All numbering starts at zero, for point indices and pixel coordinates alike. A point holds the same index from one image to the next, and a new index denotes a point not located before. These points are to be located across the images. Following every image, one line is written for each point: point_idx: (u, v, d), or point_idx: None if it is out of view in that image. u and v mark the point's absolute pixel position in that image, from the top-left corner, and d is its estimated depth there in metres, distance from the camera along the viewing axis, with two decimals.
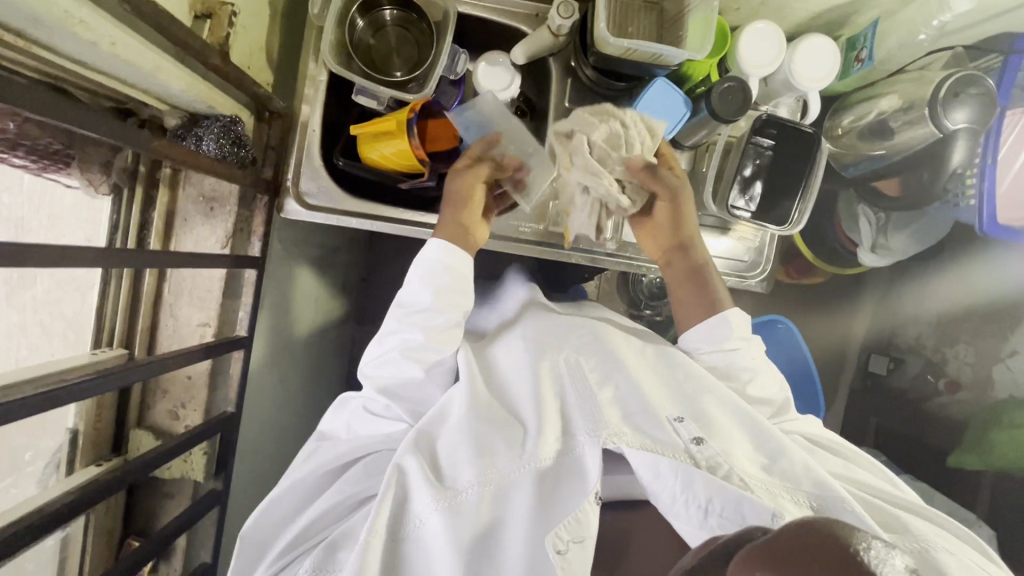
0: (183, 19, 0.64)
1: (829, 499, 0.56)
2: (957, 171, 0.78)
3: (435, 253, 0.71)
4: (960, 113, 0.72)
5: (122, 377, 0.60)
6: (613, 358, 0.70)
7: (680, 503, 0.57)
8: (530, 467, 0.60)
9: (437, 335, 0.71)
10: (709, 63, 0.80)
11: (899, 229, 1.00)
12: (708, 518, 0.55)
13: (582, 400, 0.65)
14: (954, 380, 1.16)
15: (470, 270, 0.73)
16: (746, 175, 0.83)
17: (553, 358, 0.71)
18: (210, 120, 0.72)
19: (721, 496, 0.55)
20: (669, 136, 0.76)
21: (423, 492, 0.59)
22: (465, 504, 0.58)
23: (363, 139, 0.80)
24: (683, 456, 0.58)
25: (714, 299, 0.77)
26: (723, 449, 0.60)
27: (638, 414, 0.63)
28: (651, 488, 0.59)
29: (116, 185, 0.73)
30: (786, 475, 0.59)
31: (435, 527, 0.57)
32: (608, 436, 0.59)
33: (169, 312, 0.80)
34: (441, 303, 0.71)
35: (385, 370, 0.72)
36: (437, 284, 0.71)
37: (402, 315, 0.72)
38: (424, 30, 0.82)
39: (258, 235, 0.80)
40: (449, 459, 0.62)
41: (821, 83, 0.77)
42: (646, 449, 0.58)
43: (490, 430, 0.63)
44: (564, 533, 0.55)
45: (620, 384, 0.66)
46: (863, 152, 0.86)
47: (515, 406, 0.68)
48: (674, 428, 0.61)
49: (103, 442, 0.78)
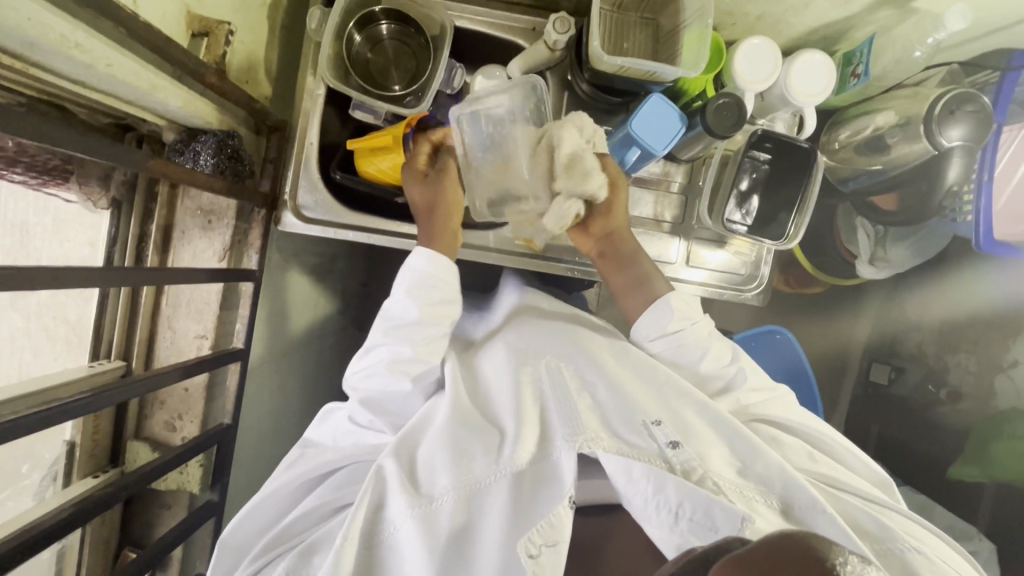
0: (180, 39, 0.65)
1: (795, 505, 0.59)
2: (952, 188, 0.79)
3: (418, 262, 0.70)
4: (955, 130, 0.72)
5: (120, 392, 0.61)
6: (595, 362, 0.70)
7: (650, 507, 0.56)
8: (506, 473, 0.60)
9: (424, 348, 0.70)
10: (706, 79, 0.81)
11: (898, 241, 0.99)
12: (677, 522, 0.55)
13: (559, 404, 0.65)
14: (955, 390, 1.16)
15: (456, 281, 0.72)
16: (742, 189, 0.83)
17: (535, 362, 0.71)
18: (208, 135, 0.73)
19: (691, 500, 0.55)
20: (663, 151, 0.75)
21: (399, 499, 0.59)
22: (439, 511, 0.58)
23: (361, 153, 0.81)
24: (657, 461, 0.59)
25: (644, 270, 0.77)
26: (697, 454, 0.61)
27: (615, 418, 0.64)
28: (624, 492, 0.59)
29: (115, 199, 0.75)
30: (759, 480, 0.61)
31: (411, 535, 0.57)
32: (584, 441, 0.60)
33: (168, 323, 0.81)
34: (430, 316, 0.69)
35: (370, 384, 0.70)
36: (422, 295, 0.69)
37: (387, 327, 0.70)
38: (421, 44, 0.82)
39: (255, 248, 0.81)
40: (426, 468, 0.62)
41: (817, 98, 0.77)
42: (621, 454, 0.59)
43: (469, 437, 0.63)
44: (537, 537, 0.55)
45: (601, 393, 0.67)
46: (860, 167, 0.86)
47: (494, 413, 0.68)
48: (650, 432, 0.62)
49: (100, 453, 0.78)
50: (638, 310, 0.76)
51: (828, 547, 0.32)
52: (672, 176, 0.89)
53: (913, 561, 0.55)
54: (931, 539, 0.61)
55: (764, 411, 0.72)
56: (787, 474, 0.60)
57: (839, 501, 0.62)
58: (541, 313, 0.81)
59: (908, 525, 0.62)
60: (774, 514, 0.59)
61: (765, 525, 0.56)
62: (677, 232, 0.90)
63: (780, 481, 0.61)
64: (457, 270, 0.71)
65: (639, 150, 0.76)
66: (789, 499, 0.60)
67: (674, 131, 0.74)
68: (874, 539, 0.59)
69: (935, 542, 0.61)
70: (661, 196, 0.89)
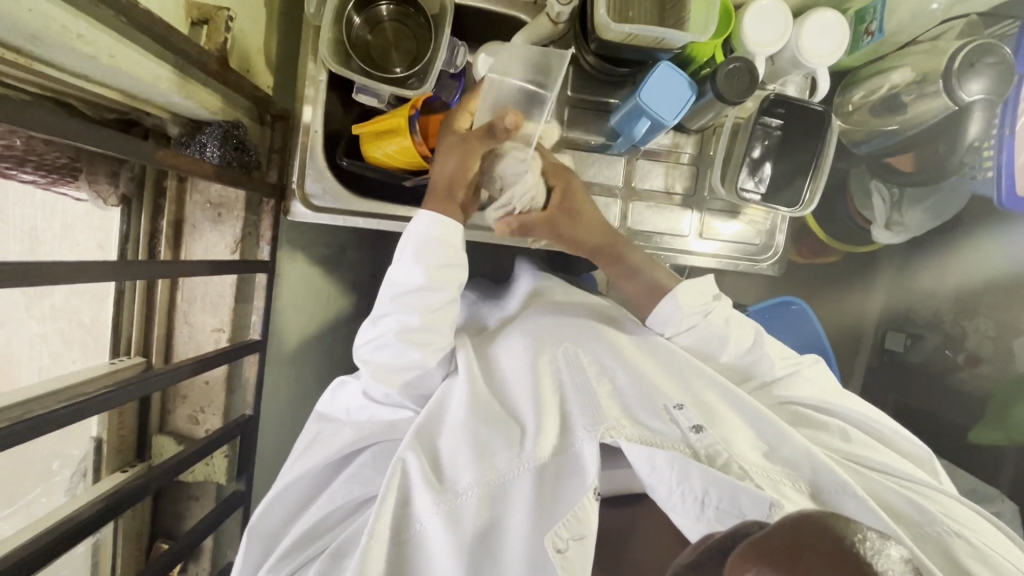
0: (180, 27, 0.64)
1: (827, 487, 0.59)
2: (974, 144, 0.77)
3: (423, 226, 0.68)
4: (976, 83, 0.70)
5: (145, 386, 0.61)
6: (610, 349, 0.69)
7: (676, 496, 0.56)
8: (530, 466, 0.60)
9: (432, 315, 0.69)
10: (714, 44, 0.78)
11: (914, 204, 0.97)
12: (704, 511, 0.55)
13: (580, 394, 0.66)
14: (974, 354, 1.15)
15: (461, 245, 0.70)
16: (755, 157, 0.82)
17: (552, 350, 0.71)
18: (213, 126, 0.72)
19: (717, 486, 0.55)
20: (674, 121, 0.74)
21: (424, 495, 0.59)
22: (465, 505, 0.59)
23: (367, 138, 0.80)
24: (682, 447, 0.59)
25: (653, 277, 0.75)
26: (721, 437, 0.61)
27: (636, 405, 0.64)
28: (647, 481, 0.59)
29: (124, 195, 0.75)
30: (786, 463, 0.61)
31: (437, 529, 0.58)
32: (607, 430, 0.60)
33: (184, 319, 0.82)
34: (437, 280, 0.68)
35: (381, 355, 0.69)
36: (430, 259, 0.67)
37: (394, 296, 0.68)
38: (421, 24, 0.81)
39: (266, 239, 0.81)
40: (450, 460, 0.62)
41: (828, 59, 0.75)
42: (645, 443, 0.59)
43: (489, 430, 0.63)
44: (565, 532, 0.55)
45: (620, 379, 0.66)
46: (875, 128, 0.84)
47: (514, 402, 0.68)
48: (672, 417, 0.62)
49: (127, 448, 0.79)
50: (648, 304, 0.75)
51: (847, 525, 0.32)
52: (682, 147, 0.87)
53: (951, 546, 0.55)
54: (973, 519, 0.60)
55: (795, 394, 0.72)
56: (818, 460, 0.60)
57: (871, 483, 0.62)
58: (552, 300, 0.80)
59: (942, 500, 0.61)
60: (804, 499, 0.59)
61: (793, 510, 0.55)
62: (689, 204, 0.89)
63: (809, 466, 0.60)
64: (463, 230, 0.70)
65: (649, 121, 0.75)
66: (817, 483, 0.60)
67: (683, 99, 0.73)
68: (910, 523, 0.59)
69: (977, 521, 0.60)
70: (672, 168, 0.88)
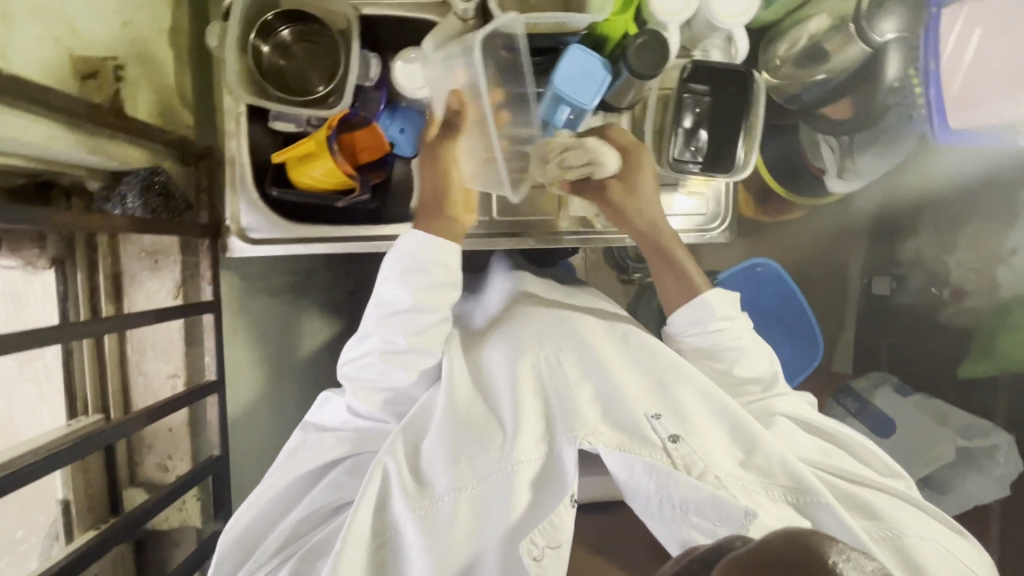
0: (68, 83, 0.64)
1: (806, 494, 0.59)
2: (896, 83, 0.78)
3: (411, 246, 0.70)
4: (887, 23, 0.71)
5: (89, 444, 0.61)
6: (589, 348, 0.69)
7: (654, 504, 0.57)
8: (506, 469, 0.60)
9: (419, 335, 0.70)
10: (624, 19, 0.75)
11: (865, 149, 0.95)
12: (684, 516, 0.56)
13: (559, 397, 0.64)
14: (958, 288, 1.13)
15: (456, 263, 0.72)
16: (687, 126, 0.81)
17: (534, 352, 0.69)
18: (131, 175, 0.72)
19: (696, 497, 0.56)
20: (594, 103, 0.75)
21: (400, 501, 0.60)
22: (440, 510, 0.59)
23: (292, 164, 0.79)
24: (659, 455, 0.58)
25: (693, 280, 0.76)
26: (699, 448, 0.60)
27: (615, 408, 0.63)
28: (626, 485, 0.60)
29: (56, 257, 0.74)
30: (762, 471, 0.61)
31: (412, 536, 0.58)
32: (585, 436, 0.59)
33: (138, 368, 0.82)
34: (424, 301, 0.69)
35: (368, 372, 0.71)
36: (416, 279, 0.70)
37: (381, 316, 0.70)
38: (329, 38, 0.79)
39: (207, 280, 0.80)
40: (429, 467, 0.62)
41: (741, 17, 0.73)
42: (622, 449, 0.59)
43: (467, 436, 0.63)
44: (540, 539, 0.56)
45: (600, 380, 0.65)
46: (804, 80, 0.83)
47: (495, 407, 0.67)
48: (650, 425, 0.61)
49: (99, 504, 0.80)
50: (677, 302, 0.76)
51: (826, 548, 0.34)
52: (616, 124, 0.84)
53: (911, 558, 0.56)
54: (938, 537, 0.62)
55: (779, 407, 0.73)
56: (794, 467, 0.61)
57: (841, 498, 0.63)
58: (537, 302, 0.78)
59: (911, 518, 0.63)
60: (779, 506, 0.59)
61: (768, 519, 0.56)
62: None
63: (787, 472, 0.61)
64: (459, 251, 0.72)
65: (571, 107, 0.75)
66: (793, 491, 0.60)
67: (598, 81, 0.73)
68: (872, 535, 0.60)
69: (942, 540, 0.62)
70: None
